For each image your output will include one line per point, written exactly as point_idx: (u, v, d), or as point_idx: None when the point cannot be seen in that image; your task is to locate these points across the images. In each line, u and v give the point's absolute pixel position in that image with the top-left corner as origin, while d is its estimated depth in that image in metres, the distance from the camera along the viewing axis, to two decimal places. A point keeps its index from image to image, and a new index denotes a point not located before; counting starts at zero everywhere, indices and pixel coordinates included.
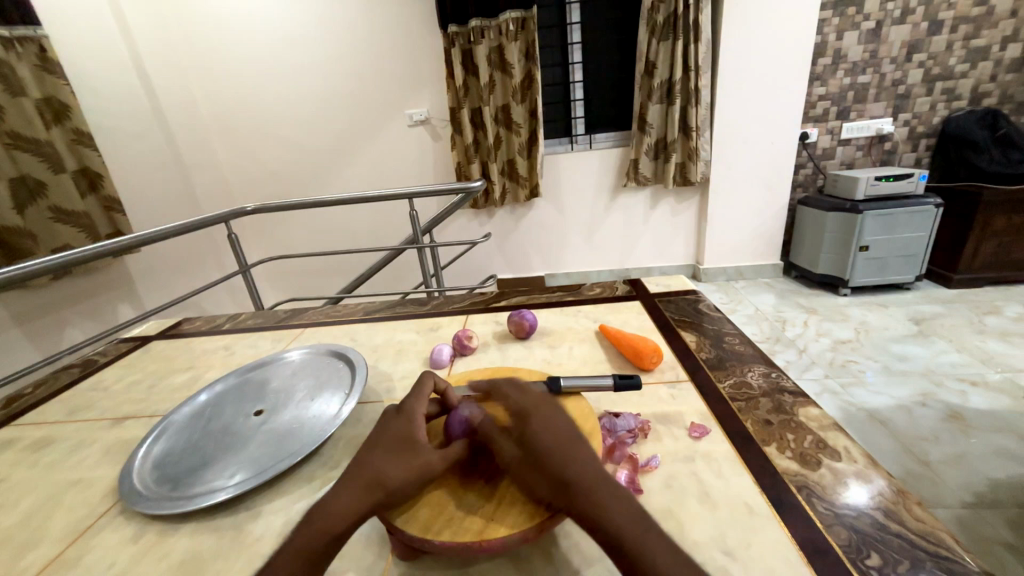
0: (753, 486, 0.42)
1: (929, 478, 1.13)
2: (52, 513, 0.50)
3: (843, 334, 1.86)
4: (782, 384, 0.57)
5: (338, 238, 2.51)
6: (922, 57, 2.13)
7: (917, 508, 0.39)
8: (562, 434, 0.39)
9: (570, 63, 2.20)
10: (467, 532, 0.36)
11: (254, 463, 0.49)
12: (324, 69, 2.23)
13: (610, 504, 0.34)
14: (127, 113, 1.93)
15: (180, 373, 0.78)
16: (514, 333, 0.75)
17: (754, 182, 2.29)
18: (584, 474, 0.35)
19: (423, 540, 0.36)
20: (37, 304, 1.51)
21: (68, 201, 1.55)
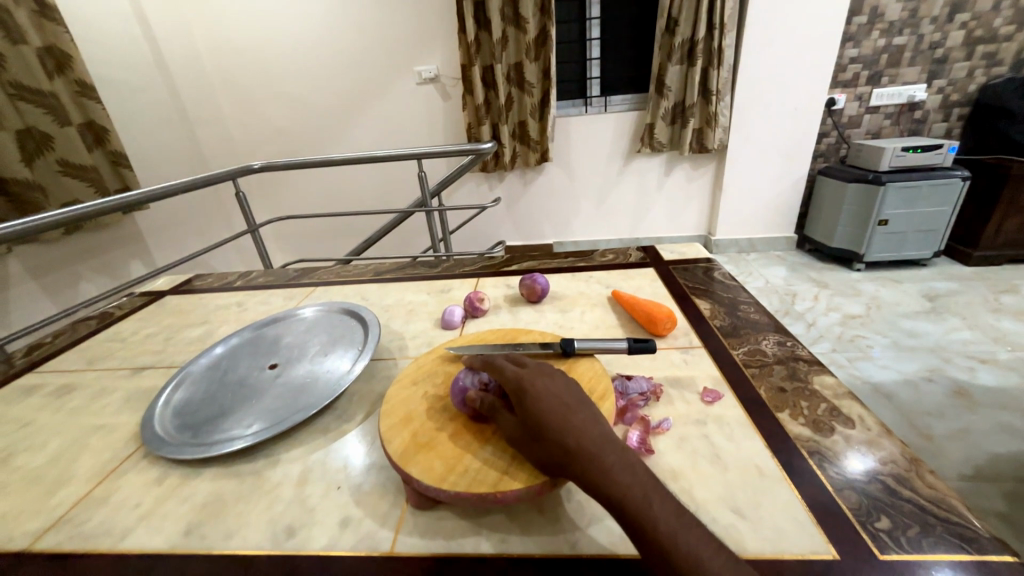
0: (764, 450, 0.42)
1: (927, 450, 1.15)
2: (79, 455, 0.52)
3: (854, 309, 1.84)
4: (796, 352, 0.57)
5: (345, 199, 2.49)
6: (966, 17, 1.99)
7: (928, 475, 0.39)
8: (570, 395, 0.39)
9: (588, 19, 2.08)
10: (480, 485, 0.37)
11: (271, 415, 0.50)
12: (329, 20, 2.13)
13: (616, 465, 0.33)
14: (129, 65, 1.88)
15: (195, 327, 0.79)
16: (525, 296, 0.75)
17: (774, 150, 2.20)
18: (590, 436, 0.35)
19: (437, 489, 0.37)
20: (51, 258, 1.52)
21: (75, 154, 1.54)
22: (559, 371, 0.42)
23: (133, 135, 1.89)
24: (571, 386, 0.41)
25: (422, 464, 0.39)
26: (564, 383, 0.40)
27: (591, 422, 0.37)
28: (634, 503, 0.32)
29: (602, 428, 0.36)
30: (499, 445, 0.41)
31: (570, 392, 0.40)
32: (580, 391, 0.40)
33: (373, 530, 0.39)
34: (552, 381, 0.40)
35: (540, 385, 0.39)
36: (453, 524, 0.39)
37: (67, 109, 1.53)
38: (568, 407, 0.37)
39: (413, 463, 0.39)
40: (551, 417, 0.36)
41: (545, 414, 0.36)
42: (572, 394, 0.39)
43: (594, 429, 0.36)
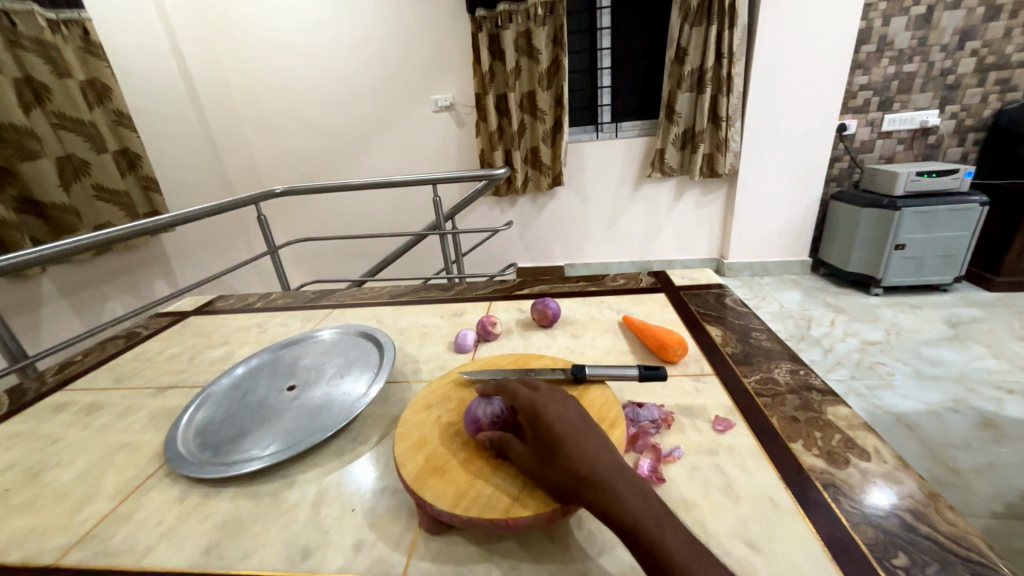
0: (777, 482, 0.42)
1: (954, 484, 1.10)
2: (105, 472, 0.53)
3: (872, 335, 1.80)
4: (809, 381, 0.56)
5: (361, 222, 2.56)
6: (975, 44, 2.00)
7: (948, 511, 0.39)
8: (582, 422, 0.40)
9: (599, 49, 2.15)
10: (492, 510, 0.37)
11: (288, 436, 0.51)
12: (352, 53, 2.24)
13: (628, 493, 0.34)
14: (163, 95, 1.99)
15: (216, 348, 0.81)
16: (536, 321, 0.76)
17: (785, 174, 2.21)
18: (600, 462, 0.36)
19: (450, 513, 0.38)
20: (82, 278, 1.59)
21: (109, 179, 1.62)
22: (570, 397, 0.43)
23: (163, 160, 1.98)
24: (583, 412, 0.41)
25: (434, 489, 0.40)
26: (575, 409, 0.41)
27: (603, 449, 0.37)
28: (646, 530, 0.32)
29: (614, 456, 0.37)
30: (512, 471, 0.42)
31: (582, 418, 0.40)
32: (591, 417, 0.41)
33: (385, 554, 0.39)
34: (564, 407, 0.41)
35: (552, 411, 0.40)
36: (465, 550, 0.39)
37: (105, 137, 1.63)
38: (579, 434, 0.38)
39: (426, 486, 0.40)
40: (563, 443, 0.37)
41: (557, 440, 0.37)
42: (584, 420, 0.40)
43: (606, 456, 0.36)
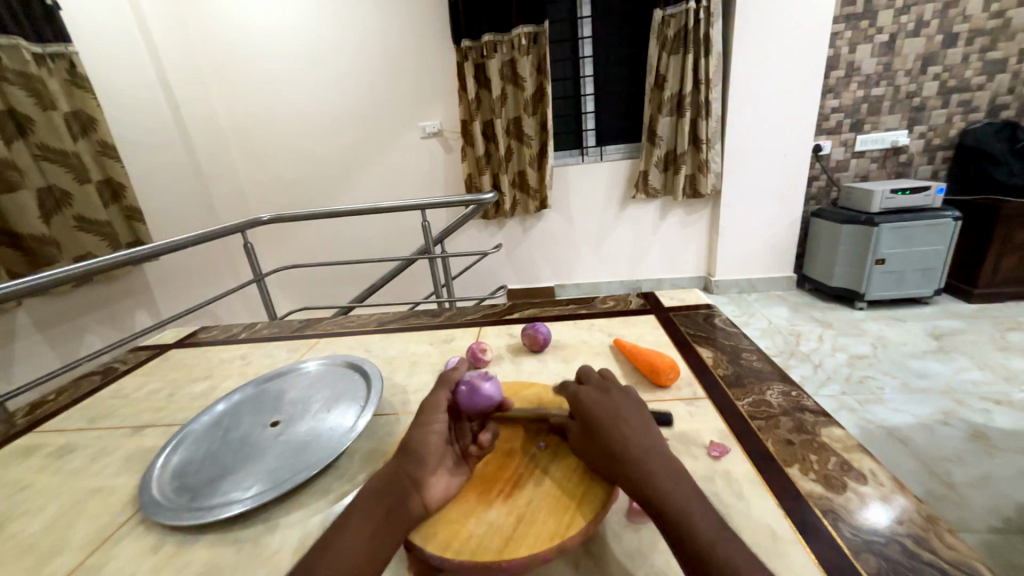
0: (776, 509, 0.41)
1: (951, 499, 1.10)
2: (75, 520, 0.50)
3: (860, 349, 1.82)
4: (802, 403, 0.56)
5: (350, 247, 2.55)
6: (937, 69, 2.11)
7: (948, 535, 0.38)
8: (631, 409, 0.44)
9: (582, 77, 2.22)
10: (485, 553, 0.36)
11: (272, 475, 0.49)
12: (340, 83, 2.28)
13: (660, 473, 0.38)
14: (149, 125, 1.99)
15: (198, 382, 0.79)
16: (527, 346, 0.75)
17: (765, 193, 2.27)
18: (636, 445, 0.40)
19: (439, 557, 0.36)
20: (59, 310, 1.55)
21: (91, 210, 1.59)
22: (619, 388, 0.47)
23: (148, 189, 1.96)
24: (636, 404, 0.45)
25: (424, 528, 0.39)
26: (626, 398, 0.46)
27: (643, 433, 0.41)
28: (672, 510, 0.35)
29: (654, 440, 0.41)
30: (505, 508, 0.40)
31: (634, 408, 0.45)
32: (640, 404, 0.46)
33: None
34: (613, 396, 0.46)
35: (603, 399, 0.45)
36: None
37: (88, 168, 1.61)
38: (620, 418, 0.43)
39: (415, 530, 0.39)
40: (607, 424, 0.42)
41: (598, 420, 0.42)
42: (634, 408, 0.44)
43: (642, 441, 0.40)
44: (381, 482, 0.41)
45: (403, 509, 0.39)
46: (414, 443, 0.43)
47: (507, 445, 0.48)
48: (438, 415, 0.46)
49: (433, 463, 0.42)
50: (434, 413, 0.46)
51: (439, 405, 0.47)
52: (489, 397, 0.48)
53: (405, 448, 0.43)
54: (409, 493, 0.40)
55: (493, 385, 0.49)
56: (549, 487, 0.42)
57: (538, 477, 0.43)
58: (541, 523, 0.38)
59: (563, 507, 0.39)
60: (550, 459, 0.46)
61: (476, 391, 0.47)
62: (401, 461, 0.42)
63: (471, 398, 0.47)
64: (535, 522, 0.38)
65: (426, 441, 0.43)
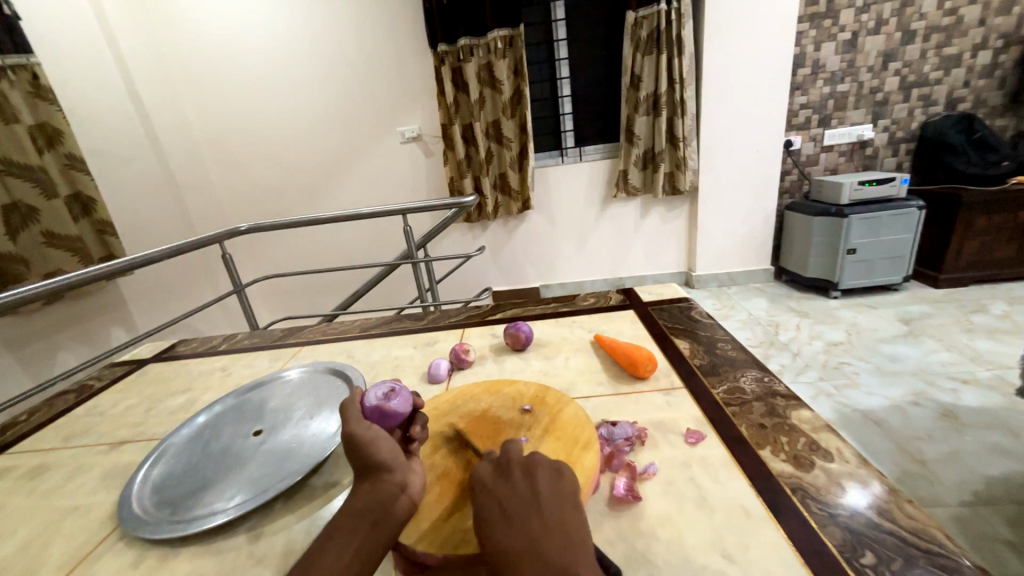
0: (749, 489, 0.43)
1: (924, 476, 1.14)
2: (51, 541, 0.49)
3: (835, 336, 1.88)
4: (774, 388, 0.58)
5: (332, 254, 2.52)
6: (897, 65, 2.20)
7: (908, 506, 0.40)
8: (540, 494, 0.38)
9: (558, 78, 2.25)
10: (470, 547, 0.37)
11: (254, 485, 0.49)
12: (318, 89, 2.26)
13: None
14: (118, 137, 1.94)
15: (177, 395, 0.78)
16: (510, 345, 0.76)
17: (741, 188, 2.33)
18: (526, 549, 0.34)
19: (425, 554, 0.37)
20: (29, 330, 1.50)
21: (61, 225, 1.55)
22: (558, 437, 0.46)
23: (120, 202, 1.92)
24: (559, 479, 0.39)
25: (409, 527, 0.40)
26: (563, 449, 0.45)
27: (529, 532, 0.35)
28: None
29: (561, 530, 0.35)
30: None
31: (554, 487, 0.39)
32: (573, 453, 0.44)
33: None
34: (514, 483, 0.39)
35: (498, 486, 0.39)
36: None
37: (55, 182, 1.56)
38: (509, 515, 0.37)
39: (403, 531, 0.39)
40: (497, 522, 0.36)
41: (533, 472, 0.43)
42: (548, 491, 0.38)
43: (548, 538, 0.35)
44: (358, 502, 0.40)
45: (389, 517, 0.39)
46: (374, 458, 0.42)
47: (487, 441, 0.49)
48: (372, 429, 0.44)
49: (401, 466, 0.42)
50: (365, 431, 0.44)
51: (363, 424, 0.44)
52: (405, 405, 0.46)
53: (368, 466, 0.42)
54: (396, 498, 0.40)
55: (403, 392, 0.47)
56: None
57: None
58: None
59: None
60: (532, 451, 0.47)
61: (389, 407, 0.45)
62: (373, 477, 0.41)
63: (388, 414, 0.45)
64: None
65: (386, 454, 0.42)
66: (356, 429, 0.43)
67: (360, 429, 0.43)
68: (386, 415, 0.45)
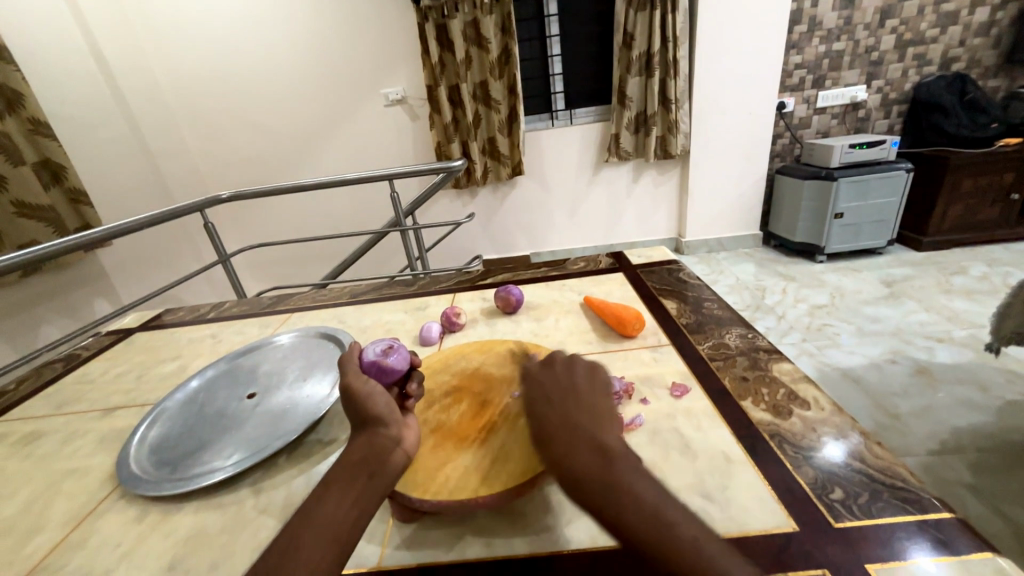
0: (730, 436, 0.45)
1: (896, 429, 1.20)
2: (52, 501, 0.50)
3: (819, 299, 1.93)
4: (757, 343, 0.60)
5: (318, 223, 2.47)
6: (895, 22, 2.15)
7: (877, 447, 0.43)
8: (576, 386, 0.40)
9: (548, 36, 2.15)
10: (463, 492, 0.39)
11: (251, 444, 0.50)
12: (295, 49, 2.15)
13: (573, 450, 0.34)
14: (84, 101, 1.84)
15: (168, 362, 0.77)
16: (500, 308, 0.77)
17: (733, 152, 2.31)
18: (559, 419, 0.36)
19: (420, 500, 0.39)
20: (8, 303, 1.47)
21: (30, 194, 1.49)
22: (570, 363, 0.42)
23: (92, 169, 1.84)
24: (594, 376, 0.41)
25: (405, 477, 0.41)
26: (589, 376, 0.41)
27: (566, 407, 0.37)
28: (587, 485, 0.32)
29: (588, 410, 0.37)
30: (480, 452, 0.43)
31: (588, 384, 0.40)
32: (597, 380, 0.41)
33: (360, 546, 0.40)
34: (558, 372, 0.41)
35: (537, 372, 0.42)
36: (439, 534, 0.41)
37: (21, 149, 1.49)
38: (546, 394, 0.39)
39: (399, 481, 0.41)
40: (531, 399, 0.39)
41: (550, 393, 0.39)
42: (584, 381, 0.40)
43: (582, 421, 0.36)
44: (355, 453, 0.40)
45: (385, 469, 0.39)
46: (371, 412, 0.42)
47: (479, 396, 0.50)
48: (368, 383, 0.45)
49: (395, 421, 0.43)
50: (360, 384, 0.44)
51: (359, 377, 0.45)
52: (403, 362, 0.48)
53: (364, 419, 0.42)
54: (392, 450, 0.40)
55: (401, 349, 0.49)
56: (522, 430, 0.45)
57: (511, 423, 0.46)
58: (513, 460, 0.41)
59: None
60: (522, 405, 0.48)
61: (387, 362, 0.46)
62: (368, 432, 0.41)
63: (384, 369, 0.46)
64: (511, 462, 0.41)
65: (382, 407, 0.43)
66: (353, 383, 0.44)
67: (358, 381, 0.44)
68: (384, 371, 0.46)
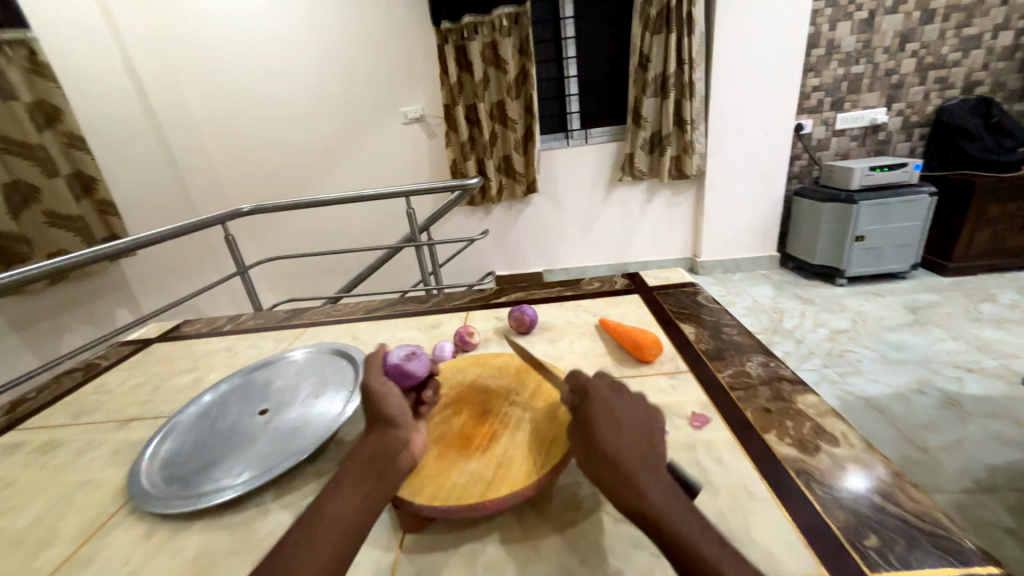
0: (753, 472, 0.43)
1: (925, 464, 1.14)
2: (63, 514, 0.50)
3: (840, 324, 1.87)
4: (780, 372, 0.58)
5: (335, 237, 2.52)
6: (915, 46, 2.14)
7: (913, 489, 0.40)
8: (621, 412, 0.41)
9: (565, 58, 2.19)
10: (471, 497, 0.38)
11: (262, 462, 0.50)
12: (319, 69, 2.22)
13: (654, 486, 0.35)
14: (119, 117, 1.93)
15: (183, 375, 0.78)
16: (514, 328, 0.76)
17: (749, 173, 2.29)
18: (625, 451, 0.37)
19: (429, 507, 0.38)
20: (35, 309, 1.51)
21: (62, 205, 1.54)
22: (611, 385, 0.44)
23: (124, 183, 1.91)
24: (632, 402, 0.43)
25: (410, 483, 0.41)
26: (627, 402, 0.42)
27: (640, 440, 0.39)
28: (667, 523, 0.33)
29: (642, 444, 0.38)
30: (485, 458, 0.43)
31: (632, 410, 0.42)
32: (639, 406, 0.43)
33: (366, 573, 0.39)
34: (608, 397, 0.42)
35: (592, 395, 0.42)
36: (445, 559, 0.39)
37: (56, 161, 1.55)
38: (621, 424, 0.40)
39: (402, 486, 0.40)
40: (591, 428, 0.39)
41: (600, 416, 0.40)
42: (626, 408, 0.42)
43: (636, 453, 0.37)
44: (364, 454, 0.40)
45: (393, 470, 0.40)
46: (383, 412, 0.43)
47: (480, 405, 0.51)
48: (386, 383, 0.46)
49: (405, 423, 0.43)
50: (379, 383, 0.45)
51: (379, 376, 0.46)
52: (424, 368, 0.49)
53: (376, 418, 0.43)
54: (399, 452, 0.41)
55: (424, 356, 0.50)
56: (523, 436, 0.45)
57: (512, 430, 0.46)
58: (518, 465, 0.41)
59: (543, 453, 0.42)
60: (522, 412, 0.49)
61: (409, 367, 0.48)
62: (379, 430, 0.42)
63: (405, 372, 0.48)
64: (516, 467, 0.41)
65: (393, 407, 0.43)
66: (371, 383, 0.45)
67: (377, 381, 0.45)
68: (405, 375, 0.48)
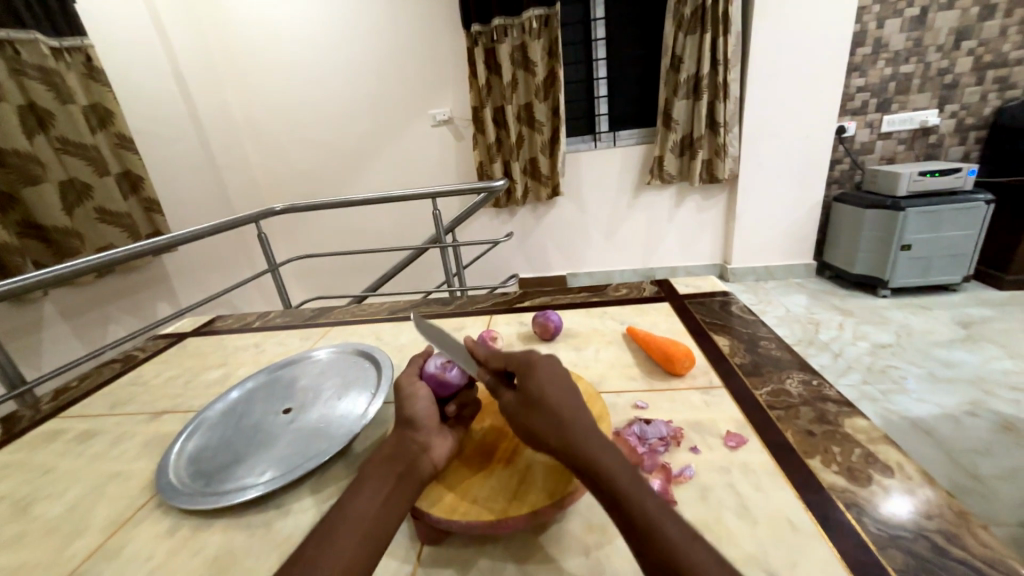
0: (795, 501, 0.40)
1: (978, 493, 1.06)
2: (95, 504, 0.52)
3: (882, 337, 1.77)
4: (823, 392, 0.54)
5: (362, 236, 2.56)
6: (972, 44, 2.00)
7: (981, 531, 0.36)
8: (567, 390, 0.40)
9: (594, 60, 2.16)
10: (490, 511, 0.38)
11: (284, 462, 0.50)
12: (351, 72, 2.27)
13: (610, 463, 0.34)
14: (165, 118, 2.02)
15: (213, 369, 0.80)
16: (538, 334, 0.74)
17: (786, 177, 2.19)
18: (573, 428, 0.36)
19: (448, 519, 0.38)
20: (83, 299, 1.59)
21: (111, 202, 1.61)
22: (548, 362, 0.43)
23: (167, 182, 2.00)
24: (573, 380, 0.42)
25: (430, 492, 0.40)
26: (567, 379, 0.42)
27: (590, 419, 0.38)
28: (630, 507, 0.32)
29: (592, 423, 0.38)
30: (506, 471, 0.42)
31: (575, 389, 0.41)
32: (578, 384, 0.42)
33: None
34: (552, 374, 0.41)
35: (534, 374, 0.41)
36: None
37: (106, 160, 1.62)
38: (562, 402, 0.39)
39: (421, 496, 0.40)
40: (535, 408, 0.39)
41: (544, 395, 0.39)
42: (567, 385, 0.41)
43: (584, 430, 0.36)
44: (385, 452, 0.41)
45: (413, 474, 0.39)
46: (409, 414, 0.43)
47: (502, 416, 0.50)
48: (418, 387, 0.46)
49: (427, 427, 0.43)
50: (412, 386, 0.47)
51: (413, 379, 0.48)
52: (460, 377, 0.49)
53: (400, 419, 0.44)
54: (419, 456, 0.40)
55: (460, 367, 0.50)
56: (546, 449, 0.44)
57: None
58: (539, 481, 0.40)
59: (563, 469, 0.41)
60: None
61: (447, 376, 0.48)
62: (402, 433, 0.42)
63: (441, 381, 0.48)
64: (537, 483, 0.40)
65: (419, 410, 0.44)
66: (403, 387, 0.46)
67: (409, 383, 0.47)
68: (442, 384, 0.48)
